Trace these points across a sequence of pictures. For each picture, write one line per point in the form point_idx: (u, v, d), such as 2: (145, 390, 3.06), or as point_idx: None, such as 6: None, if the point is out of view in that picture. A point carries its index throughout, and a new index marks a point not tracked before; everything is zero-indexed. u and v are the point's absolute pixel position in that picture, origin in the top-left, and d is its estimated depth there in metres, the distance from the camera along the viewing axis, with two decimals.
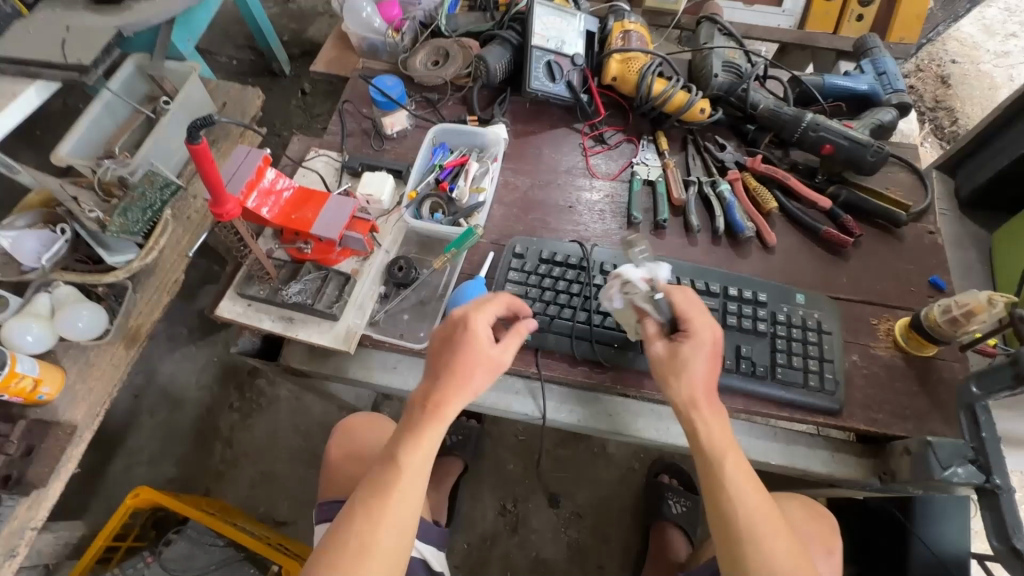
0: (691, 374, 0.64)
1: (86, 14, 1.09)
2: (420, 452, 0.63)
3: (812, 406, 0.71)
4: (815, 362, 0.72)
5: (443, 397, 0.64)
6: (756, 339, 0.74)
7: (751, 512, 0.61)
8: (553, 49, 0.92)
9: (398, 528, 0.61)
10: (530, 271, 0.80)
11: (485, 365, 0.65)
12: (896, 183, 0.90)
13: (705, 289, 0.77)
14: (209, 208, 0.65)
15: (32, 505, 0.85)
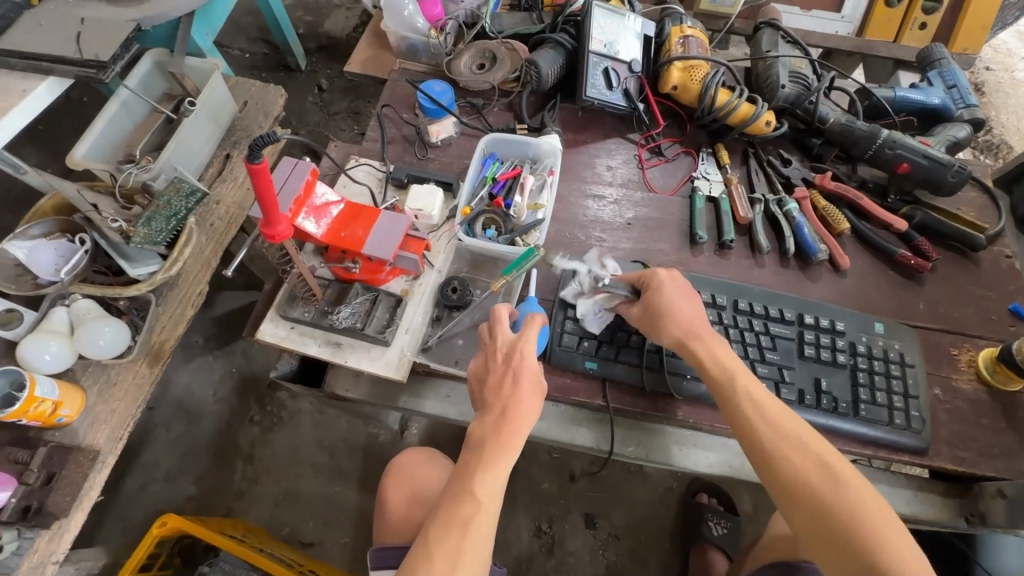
0: (675, 314, 0.67)
1: (101, 6, 1.02)
2: (496, 484, 0.58)
3: (898, 445, 0.67)
4: (900, 399, 0.68)
5: (512, 422, 0.59)
6: (836, 371, 0.70)
7: (777, 426, 0.61)
8: (610, 54, 0.87)
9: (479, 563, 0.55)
10: (594, 293, 0.75)
11: (534, 384, 0.61)
12: (966, 203, 0.86)
13: (779, 316, 0.73)
14: (260, 229, 0.60)
15: (53, 537, 0.79)
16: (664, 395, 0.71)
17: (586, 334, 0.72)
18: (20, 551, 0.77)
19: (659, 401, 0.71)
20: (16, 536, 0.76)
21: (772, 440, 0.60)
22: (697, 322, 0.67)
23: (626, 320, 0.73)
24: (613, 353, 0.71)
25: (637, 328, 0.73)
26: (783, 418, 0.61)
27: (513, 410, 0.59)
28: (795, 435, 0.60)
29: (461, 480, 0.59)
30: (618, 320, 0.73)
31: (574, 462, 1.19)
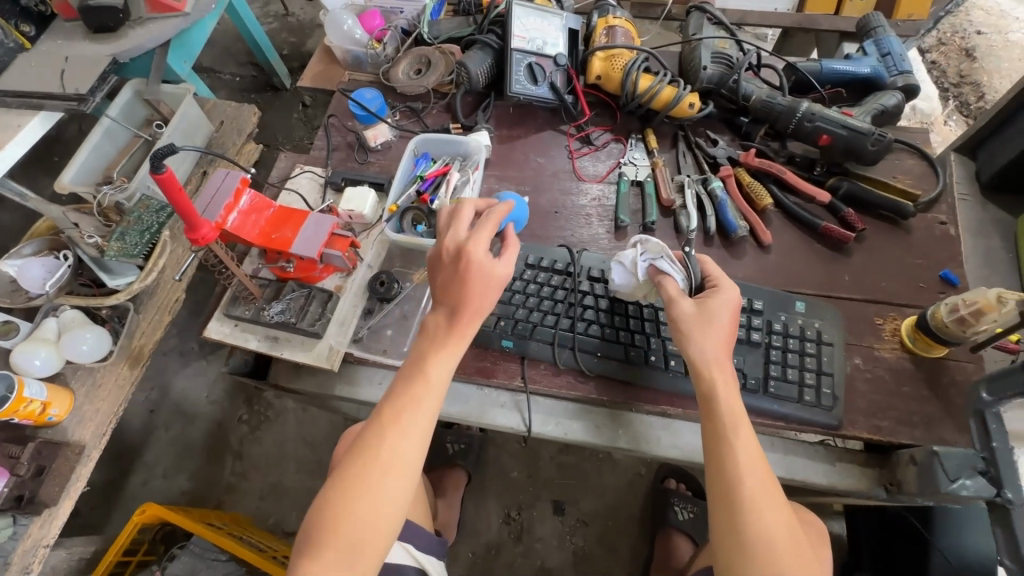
0: (716, 329, 0.64)
1: (83, 43, 1.12)
2: (444, 371, 0.62)
3: (808, 421, 0.67)
4: (812, 376, 0.68)
5: (461, 317, 0.63)
6: (748, 349, 0.70)
7: (753, 472, 0.59)
8: (534, 51, 0.90)
9: (411, 446, 0.59)
10: (514, 276, 0.78)
11: (487, 290, 0.63)
12: (903, 171, 0.84)
13: None
14: (185, 234, 0.65)
15: (45, 523, 0.88)
16: (579, 374, 0.73)
17: (504, 317, 0.75)
18: (16, 536, 0.86)
19: (571, 379, 0.73)
20: (12, 523, 0.86)
21: (739, 478, 0.58)
22: (721, 354, 0.64)
23: (544, 303, 0.76)
24: (529, 333, 0.74)
25: (554, 310, 0.75)
26: (764, 470, 0.59)
27: (462, 309, 0.63)
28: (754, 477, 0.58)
29: (413, 364, 0.63)
30: (537, 302, 0.76)
31: (543, 451, 1.22)
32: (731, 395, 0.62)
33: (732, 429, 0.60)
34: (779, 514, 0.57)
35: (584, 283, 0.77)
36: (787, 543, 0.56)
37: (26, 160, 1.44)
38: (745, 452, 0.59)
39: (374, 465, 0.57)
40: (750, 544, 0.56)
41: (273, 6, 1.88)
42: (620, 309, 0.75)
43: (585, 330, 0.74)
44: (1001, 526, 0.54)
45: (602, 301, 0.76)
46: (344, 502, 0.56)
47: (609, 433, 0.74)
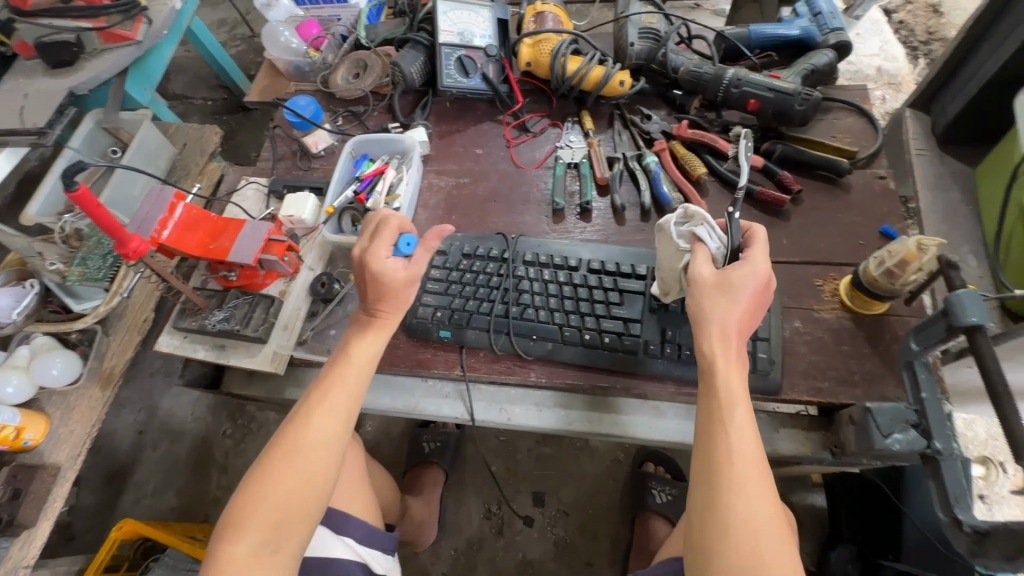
0: (734, 307, 0.56)
1: (42, 79, 1.15)
2: (368, 356, 0.64)
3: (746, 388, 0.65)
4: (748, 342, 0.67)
5: (384, 309, 0.64)
6: (680, 320, 0.70)
7: (745, 455, 0.52)
8: (462, 44, 0.91)
9: (332, 429, 0.61)
10: (451, 267, 0.78)
11: (404, 289, 0.64)
12: (843, 130, 0.82)
13: (631, 271, 0.74)
14: (117, 250, 0.67)
15: (24, 544, 0.91)
16: (516, 358, 0.73)
17: (441, 308, 0.75)
18: None
19: (510, 364, 0.73)
20: None
21: (729, 461, 0.52)
22: (730, 330, 0.56)
23: (478, 290, 0.76)
24: (466, 322, 0.74)
25: (490, 298, 0.75)
26: (758, 459, 0.53)
27: (391, 307, 0.65)
28: (747, 463, 0.52)
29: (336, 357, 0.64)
30: (473, 292, 0.75)
31: (521, 443, 1.21)
32: (733, 377, 0.56)
33: (728, 410, 0.54)
34: (770, 501, 0.51)
35: (520, 268, 0.76)
36: (773, 531, 0.50)
37: (9, 198, 1.49)
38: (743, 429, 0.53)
39: (299, 448, 0.59)
40: (731, 527, 0.50)
41: (239, 29, 1.92)
42: (556, 292, 0.74)
43: (520, 315, 0.74)
44: (934, 477, 0.52)
45: (537, 285, 0.75)
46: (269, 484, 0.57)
47: (553, 414, 0.74)
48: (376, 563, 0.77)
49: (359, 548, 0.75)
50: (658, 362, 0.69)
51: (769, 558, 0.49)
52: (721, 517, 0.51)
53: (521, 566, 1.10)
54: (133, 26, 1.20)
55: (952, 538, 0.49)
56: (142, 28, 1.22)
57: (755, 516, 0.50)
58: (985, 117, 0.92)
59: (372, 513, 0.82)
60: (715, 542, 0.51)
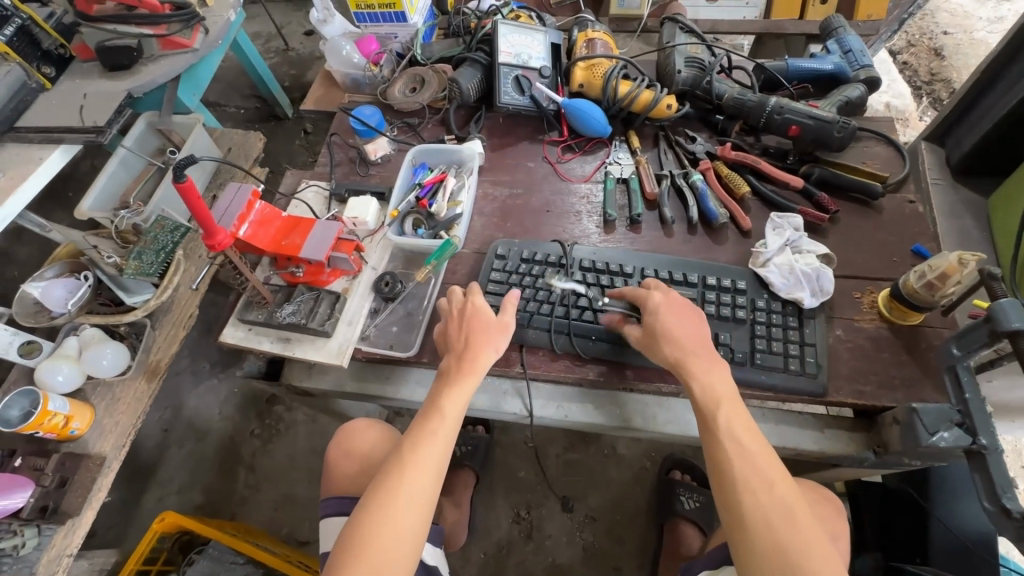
0: (667, 333, 0.67)
1: (98, 80, 1.18)
2: (457, 404, 0.67)
3: (797, 388, 0.70)
4: (795, 347, 0.72)
5: (472, 358, 0.69)
6: (731, 326, 0.74)
7: (746, 456, 0.59)
8: (520, 64, 0.97)
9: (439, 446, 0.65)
10: (512, 270, 0.82)
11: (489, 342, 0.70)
12: (872, 157, 0.89)
13: (682, 279, 0.78)
14: (203, 241, 0.70)
15: (68, 533, 0.91)
16: (576, 358, 0.77)
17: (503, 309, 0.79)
18: (40, 546, 0.89)
19: (563, 362, 0.77)
20: (37, 533, 0.89)
21: (729, 463, 0.59)
22: (690, 347, 0.66)
23: (539, 292, 0.80)
24: (527, 322, 0.78)
25: (549, 299, 0.79)
26: (760, 453, 0.59)
27: (484, 345, 0.69)
28: (748, 463, 0.58)
29: (429, 403, 0.68)
30: (534, 294, 0.80)
31: (549, 450, 1.24)
32: (707, 383, 0.64)
33: (714, 418, 0.62)
34: (780, 490, 0.56)
35: (577, 272, 0.81)
36: (787, 517, 0.55)
37: (42, 195, 1.49)
38: (734, 427, 0.60)
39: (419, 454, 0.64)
40: (748, 523, 0.55)
41: (274, 42, 1.98)
42: (609, 296, 0.79)
43: (579, 316, 0.78)
44: (980, 472, 0.57)
45: (593, 289, 0.80)
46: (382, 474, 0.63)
47: (605, 412, 0.79)
48: (428, 555, 0.79)
49: None
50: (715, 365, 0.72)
51: (792, 549, 0.53)
52: (738, 518, 0.56)
53: (550, 570, 1.12)
54: (191, 35, 1.24)
55: (1000, 525, 0.53)
56: (199, 37, 1.26)
57: (769, 510, 0.55)
58: (996, 151, 1.00)
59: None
60: (744, 538, 0.56)
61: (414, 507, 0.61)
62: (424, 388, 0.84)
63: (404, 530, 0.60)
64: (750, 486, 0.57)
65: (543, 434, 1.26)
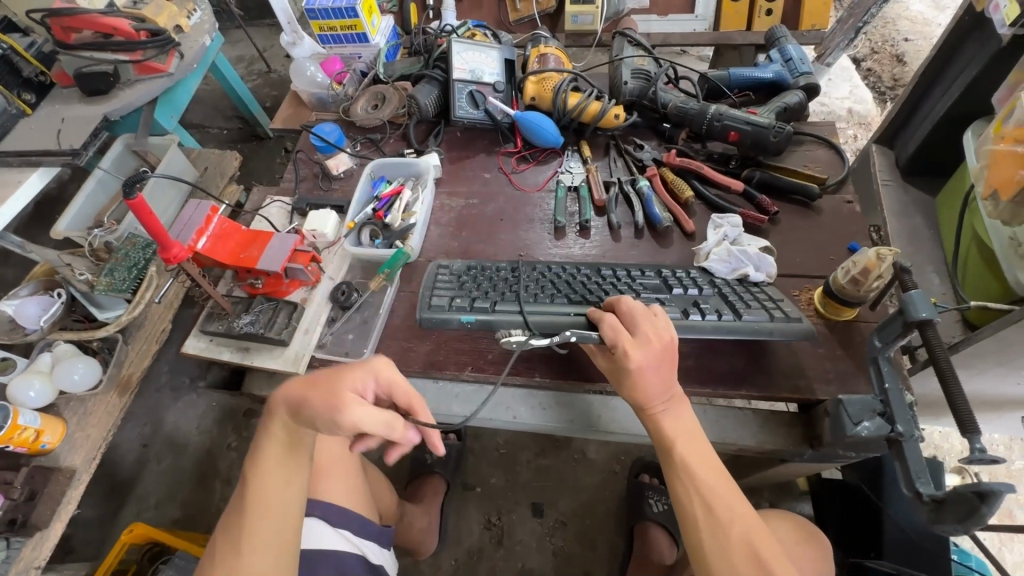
0: (638, 382, 0.62)
1: (77, 105, 1.22)
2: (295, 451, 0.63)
3: (790, 332, 0.66)
4: (770, 303, 0.70)
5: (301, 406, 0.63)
6: (704, 295, 0.71)
7: (706, 495, 0.59)
8: (474, 79, 1.01)
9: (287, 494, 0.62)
10: (460, 275, 0.76)
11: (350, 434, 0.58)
12: (814, 160, 0.92)
13: (641, 274, 0.77)
14: (159, 255, 0.72)
15: (36, 545, 0.93)
16: (524, 358, 0.79)
17: (458, 298, 0.71)
18: (9, 559, 0.90)
19: (518, 365, 0.78)
20: (6, 546, 0.90)
21: (689, 504, 0.60)
22: (664, 392, 0.62)
23: (496, 287, 0.74)
24: (490, 311, 0.68)
25: (508, 292, 0.72)
26: (718, 489, 0.60)
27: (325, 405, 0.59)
28: (704, 501, 0.59)
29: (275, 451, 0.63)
30: (492, 289, 0.73)
31: (520, 456, 1.26)
32: (675, 420, 0.63)
33: (677, 457, 0.62)
34: (735, 525, 0.58)
35: (532, 272, 0.78)
36: (741, 556, 0.57)
37: (28, 218, 1.53)
38: (692, 463, 0.61)
39: (239, 543, 0.59)
40: (705, 556, 0.58)
41: (256, 65, 2.05)
42: (566, 283, 0.75)
43: (536, 299, 0.70)
44: (900, 460, 0.58)
45: (555, 282, 0.75)
46: (210, 569, 0.59)
47: (555, 414, 0.80)
48: (373, 555, 0.82)
49: (358, 541, 0.80)
50: (705, 327, 0.66)
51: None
52: (698, 554, 0.59)
53: None
54: (166, 59, 1.28)
55: (916, 510, 0.54)
56: (174, 61, 1.30)
57: (728, 549, 0.57)
58: (941, 151, 1.03)
59: (368, 509, 0.85)
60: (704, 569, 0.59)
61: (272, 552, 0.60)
62: None
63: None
64: (706, 526, 0.59)
65: (514, 439, 1.28)
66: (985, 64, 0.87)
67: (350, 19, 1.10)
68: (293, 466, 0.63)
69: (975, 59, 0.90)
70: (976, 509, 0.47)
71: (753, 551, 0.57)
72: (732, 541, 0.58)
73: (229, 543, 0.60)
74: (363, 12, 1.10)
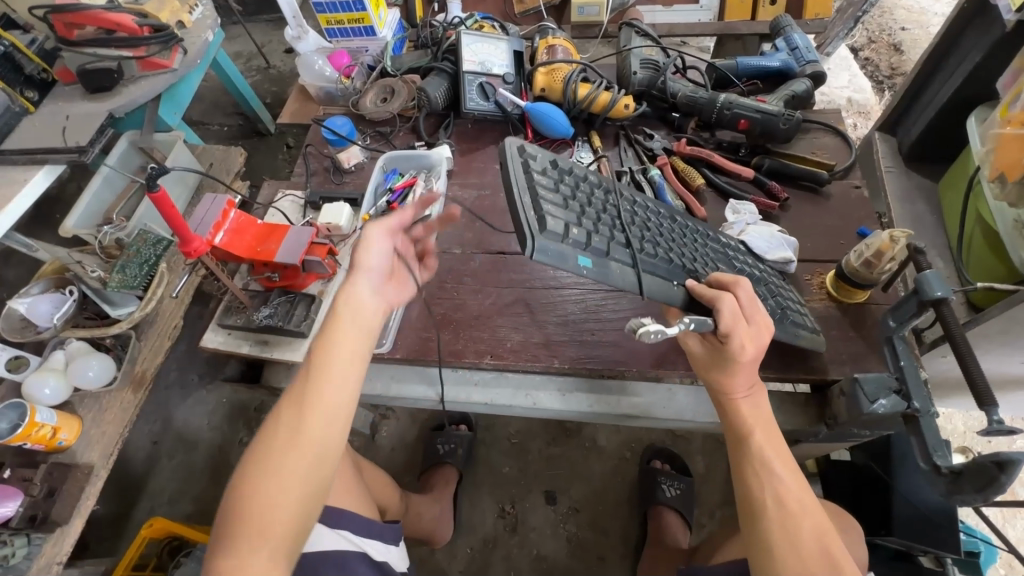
0: (732, 368, 0.63)
1: (80, 102, 1.21)
2: (357, 325, 0.56)
3: (817, 345, 0.71)
4: (795, 303, 0.75)
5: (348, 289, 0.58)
6: (756, 279, 0.73)
7: (779, 483, 0.60)
8: (484, 71, 1.02)
9: (344, 379, 0.53)
10: (555, 179, 0.67)
11: (377, 285, 0.59)
12: (821, 147, 0.93)
13: (711, 236, 0.78)
14: (179, 248, 0.73)
15: (57, 541, 0.93)
16: (540, 345, 0.80)
17: (571, 224, 0.61)
18: (29, 556, 0.90)
19: (537, 352, 0.79)
20: (26, 542, 0.90)
21: (759, 491, 0.60)
22: (750, 380, 0.64)
23: (598, 215, 0.66)
24: (605, 253, 0.61)
25: (616, 229, 0.65)
26: (791, 480, 0.60)
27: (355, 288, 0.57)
28: (777, 487, 0.60)
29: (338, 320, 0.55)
30: (595, 217, 0.65)
31: (532, 445, 1.27)
32: (752, 408, 0.64)
33: (751, 445, 0.63)
34: (807, 518, 0.58)
35: (622, 202, 0.72)
36: (810, 547, 0.56)
37: (30, 218, 1.52)
38: (770, 458, 0.61)
39: (300, 416, 0.52)
40: (771, 544, 0.58)
41: (255, 61, 2.03)
42: (656, 228, 0.71)
43: (644, 247, 0.65)
44: (916, 434, 0.60)
45: (650, 229, 0.70)
46: (271, 433, 0.52)
47: (574, 399, 0.81)
48: (377, 552, 0.80)
49: (358, 539, 0.77)
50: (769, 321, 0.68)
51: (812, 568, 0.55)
52: (762, 541, 0.58)
53: (535, 562, 1.14)
54: (169, 55, 1.27)
55: (934, 483, 0.56)
56: (178, 57, 1.29)
57: (797, 540, 0.57)
58: (943, 137, 1.05)
59: (367, 508, 0.84)
60: (767, 557, 0.58)
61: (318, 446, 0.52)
62: (399, 383, 0.84)
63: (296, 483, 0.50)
64: (776, 513, 0.59)
65: (526, 429, 1.29)
66: (987, 51, 0.89)
67: (357, 12, 1.10)
68: (361, 346, 0.55)
69: (977, 46, 0.91)
70: (995, 478, 0.49)
71: (821, 544, 0.56)
72: (804, 533, 0.57)
73: (293, 406, 0.52)
74: (370, 5, 1.10)
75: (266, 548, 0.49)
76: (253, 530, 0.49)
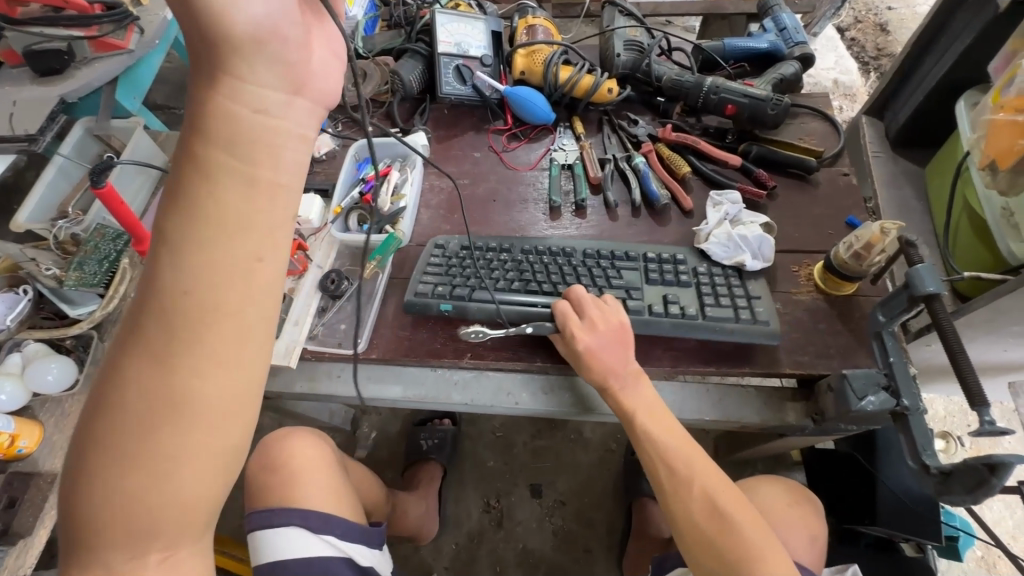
0: (600, 365, 0.68)
1: (27, 86, 1.09)
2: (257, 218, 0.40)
3: (750, 337, 0.70)
4: (742, 299, 0.72)
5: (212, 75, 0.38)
6: (677, 287, 0.75)
7: (670, 458, 0.68)
8: (460, 54, 0.97)
9: (244, 306, 0.40)
10: (454, 262, 0.80)
11: (272, 131, 0.40)
12: (809, 133, 0.91)
13: (625, 255, 0.78)
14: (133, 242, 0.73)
15: (20, 554, 0.78)
16: (524, 346, 0.77)
17: (443, 290, 0.76)
18: None
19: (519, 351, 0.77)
20: None
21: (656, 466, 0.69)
22: (624, 368, 0.70)
23: (481, 275, 0.78)
24: (466, 297, 0.76)
25: (495, 281, 0.77)
26: (680, 453, 0.68)
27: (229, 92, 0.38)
28: (666, 462, 0.68)
29: (220, 215, 0.39)
30: (476, 279, 0.77)
31: (517, 438, 1.25)
32: (637, 396, 0.70)
33: (640, 428, 0.69)
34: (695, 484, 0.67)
35: (518, 253, 0.80)
36: (701, 509, 0.66)
37: None
38: (657, 437, 0.68)
39: (174, 363, 0.40)
40: (671, 509, 0.68)
41: None
42: (551, 267, 0.78)
43: (517, 286, 0.76)
44: (904, 432, 0.59)
45: (538, 270, 0.78)
46: (125, 401, 0.40)
47: (557, 398, 0.78)
48: (361, 556, 0.75)
49: (342, 544, 0.73)
50: (664, 325, 0.72)
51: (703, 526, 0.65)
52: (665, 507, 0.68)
53: (521, 555, 1.13)
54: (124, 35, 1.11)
55: (923, 482, 0.55)
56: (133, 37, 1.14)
57: (691, 504, 0.66)
58: (931, 121, 1.03)
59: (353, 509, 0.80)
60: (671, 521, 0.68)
61: (225, 399, 0.41)
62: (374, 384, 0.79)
63: (198, 451, 0.41)
64: (671, 483, 0.68)
65: (509, 422, 1.27)
66: (979, 33, 0.86)
67: None
68: (249, 268, 0.40)
69: (967, 28, 0.89)
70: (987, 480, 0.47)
71: (711, 503, 0.66)
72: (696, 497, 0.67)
73: (163, 355, 0.40)
74: None
75: (159, 540, 0.43)
76: (135, 523, 0.41)
